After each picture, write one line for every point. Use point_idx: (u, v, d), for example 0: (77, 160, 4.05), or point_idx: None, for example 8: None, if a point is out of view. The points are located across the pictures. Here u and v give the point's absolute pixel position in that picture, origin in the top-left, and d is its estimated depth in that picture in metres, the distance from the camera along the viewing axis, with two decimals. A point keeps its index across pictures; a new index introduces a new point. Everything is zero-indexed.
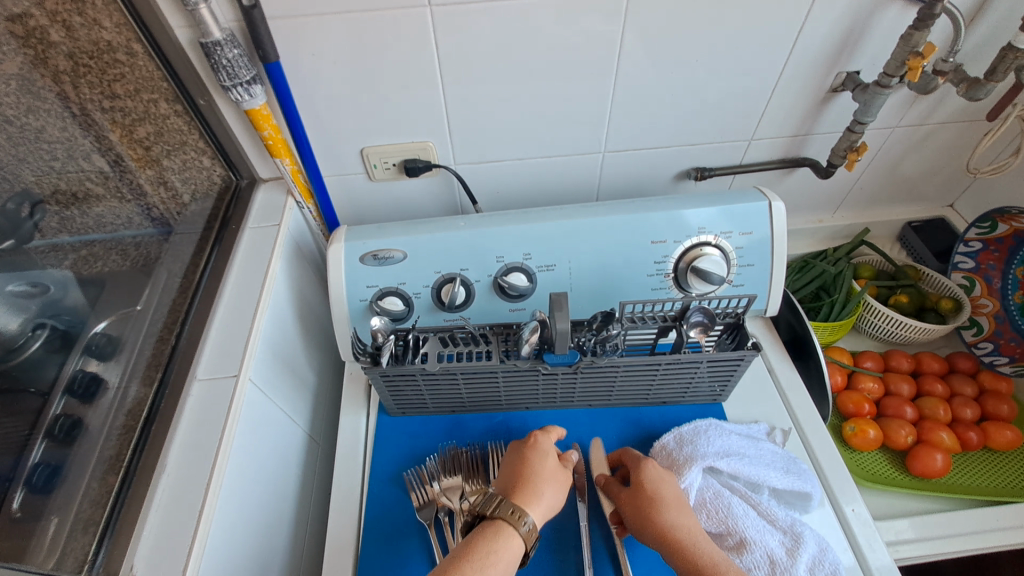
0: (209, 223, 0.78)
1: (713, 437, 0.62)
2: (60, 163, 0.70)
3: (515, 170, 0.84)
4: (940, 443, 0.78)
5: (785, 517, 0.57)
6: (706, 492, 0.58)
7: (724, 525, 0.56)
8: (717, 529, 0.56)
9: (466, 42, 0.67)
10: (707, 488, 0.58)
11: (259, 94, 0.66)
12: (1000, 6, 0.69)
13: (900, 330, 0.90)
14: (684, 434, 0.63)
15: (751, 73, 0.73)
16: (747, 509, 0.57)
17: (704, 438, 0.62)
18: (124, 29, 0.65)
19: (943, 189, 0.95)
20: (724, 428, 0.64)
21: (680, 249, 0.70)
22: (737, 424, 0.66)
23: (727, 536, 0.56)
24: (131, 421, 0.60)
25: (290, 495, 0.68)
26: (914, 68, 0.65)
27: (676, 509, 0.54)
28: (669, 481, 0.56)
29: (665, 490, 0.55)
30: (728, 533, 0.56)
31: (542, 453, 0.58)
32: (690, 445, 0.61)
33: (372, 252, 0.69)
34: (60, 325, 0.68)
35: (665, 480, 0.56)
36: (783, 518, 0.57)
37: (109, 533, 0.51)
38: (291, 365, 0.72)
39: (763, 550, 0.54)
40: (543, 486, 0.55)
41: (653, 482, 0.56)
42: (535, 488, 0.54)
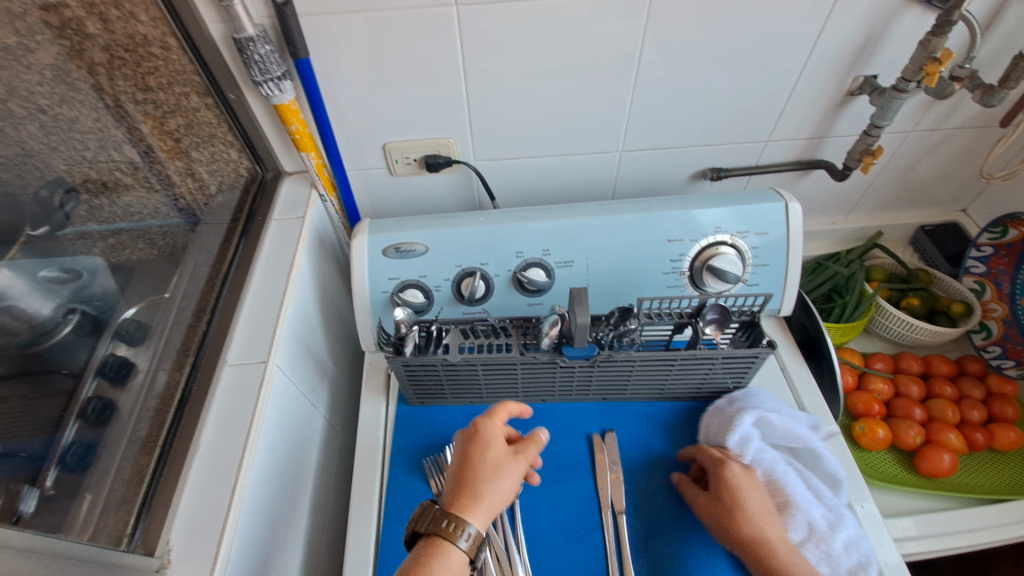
0: (236, 216, 0.79)
1: (765, 399, 0.64)
2: (92, 153, 0.75)
3: (533, 167, 0.85)
4: (947, 443, 0.80)
5: (832, 497, 0.59)
6: (763, 453, 0.60)
7: (772, 482, 0.59)
8: (764, 485, 0.59)
9: (489, 41, 0.68)
10: (764, 447, 0.60)
11: (289, 89, 0.67)
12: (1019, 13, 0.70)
13: (911, 332, 0.91)
14: (736, 396, 0.66)
15: (771, 75, 0.74)
16: (796, 478, 0.59)
17: (755, 398, 0.64)
18: (160, 24, 0.65)
19: (957, 193, 0.96)
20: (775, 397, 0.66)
21: (696, 248, 0.72)
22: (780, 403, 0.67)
23: (772, 495, 0.58)
24: (161, 404, 0.61)
25: (312, 480, 0.70)
26: (930, 74, 0.67)
27: (755, 521, 0.55)
28: (752, 492, 0.57)
29: (744, 502, 0.56)
30: (774, 493, 0.58)
31: (483, 445, 0.55)
32: (743, 402, 0.64)
33: (395, 246, 0.71)
34: (91, 310, 0.72)
35: (746, 492, 0.56)
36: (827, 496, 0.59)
37: (145, 510, 0.53)
38: (314, 354, 0.74)
39: (804, 516, 0.56)
40: (484, 483, 0.52)
41: (733, 492, 0.56)
42: (477, 487, 0.52)
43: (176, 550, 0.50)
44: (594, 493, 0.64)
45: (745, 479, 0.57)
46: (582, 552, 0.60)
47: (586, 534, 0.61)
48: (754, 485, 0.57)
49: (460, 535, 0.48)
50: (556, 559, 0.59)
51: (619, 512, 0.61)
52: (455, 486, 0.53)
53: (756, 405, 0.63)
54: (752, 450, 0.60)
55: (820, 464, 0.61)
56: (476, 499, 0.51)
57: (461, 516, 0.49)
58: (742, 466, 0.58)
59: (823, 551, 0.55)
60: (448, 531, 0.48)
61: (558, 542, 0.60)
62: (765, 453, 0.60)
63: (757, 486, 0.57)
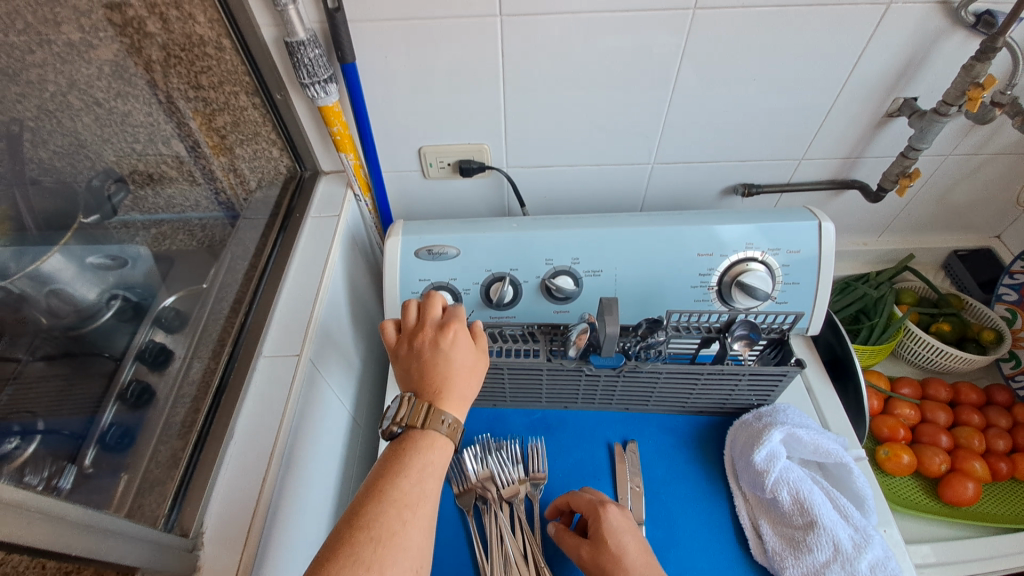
0: (274, 212, 0.81)
1: (791, 414, 0.64)
2: (142, 146, 0.78)
3: (565, 176, 0.86)
4: (973, 472, 0.78)
5: (860, 517, 0.57)
6: (788, 473, 0.59)
7: (796, 503, 0.58)
8: (789, 506, 0.58)
9: (531, 51, 0.69)
10: (790, 466, 0.60)
11: (334, 92, 0.69)
12: None
13: (940, 358, 0.90)
14: (762, 411, 0.66)
15: (808, 94, 0.74)
16: (823, 498, 0.58)
17: (784, 413, 0.64)
18: (217, 26, 0.68)
19: (993, 219, 0.94)
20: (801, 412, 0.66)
21: (726, 263, 0.72)
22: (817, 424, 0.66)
23: (796, 515, 0.58)
24: (199, 392, 0.64)
25: (335, 473, 0.71)
26: (973, 98, 0.67)
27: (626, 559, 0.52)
28: (630, 535, 0.54)
29: (625, 546, 0.53)
30: (799, 513, 0.58)
31: (442, 355, 0.54)
32: (768, 417, 0.64)
33: (427, 247, 0.72)
34: (133, 297, 0.75)
35: (624, 534, 0.54)
36: (856, 516, 0.57)
37: (181, 495, 0.54)
38: (343, 350, 0.76)
39: (830, 537, 0.55)
40: (450, 381, 0.52)
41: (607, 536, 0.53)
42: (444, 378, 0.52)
43: (209, 533, 0.51)
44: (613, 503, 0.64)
45: (618, 525, 0.54)
46: None
47: None
48: (631, 525, 0.55)
49: (442, 422, 0.49)
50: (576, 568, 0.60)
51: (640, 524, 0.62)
52: (421, 386, 0.52)
53: (785, 421, 0.63)
54: (780, 470, 0.59)
55: (848, 484, 0.61)
56: (446, 389, 0.52)
57: (438, 407, 0.50)
58: (618, 510, 0.55)
59: (847, 572, 0.54)
60: (432, 420, 0.49)
61: None
62: (795, 473, 0.59)
63: (629, 532, 0.54)
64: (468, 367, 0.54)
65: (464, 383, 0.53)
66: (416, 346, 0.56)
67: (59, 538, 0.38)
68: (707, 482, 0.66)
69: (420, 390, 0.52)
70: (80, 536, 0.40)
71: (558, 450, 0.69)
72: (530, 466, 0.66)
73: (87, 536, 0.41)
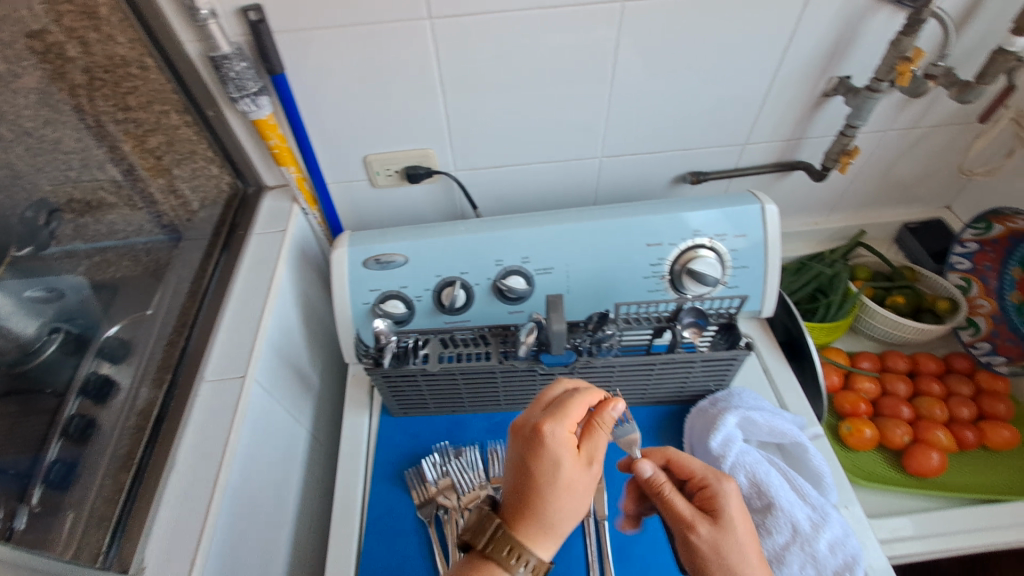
0: (217, 232, 0.79)
1: (746, 397, 0.65)
2: (76, 173, 0.75)
3: (514, 176, 0.86)
4: (936, 442, 0.79)
5: (816, 496, 0.58)
6: (744, 456, 0.59)
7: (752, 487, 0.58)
8: (747, 490, 0.58)
9: (466, 52, 0.69)
10: (746, 450, 0.60)
11: (266, 105, 0.68)
12: (989, 13, 0.71)
13: (897, 330, 0.91)
14: (718, 397, 0.66)
15: (745, 79, 0.75)
16: (780, 479, 0.58)
17: (738, 397, 0.65)
18: (138, 45, 0.66)
19: (939, 190, 0.96)
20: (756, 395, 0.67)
21: (676, 252, 0.72)
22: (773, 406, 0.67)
23: (755, 499, 0.57)
24: (141, 421, 0.61)
25: (294, 494, 0.69)
26: (903, 73, 0.68)
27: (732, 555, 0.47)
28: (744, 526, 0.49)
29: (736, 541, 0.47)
30: (757, 496, 0.57)
31: (551, 456, 0.45)
32: (723, 401, 0.65)
33: (375, 257, 0.71)
34: (75, 329, 0.72)
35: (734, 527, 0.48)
36: (813, 496, 0.58)
37: (119, 532, 0.52)
38: (297, 367, 0.74)
39: (788, 518, 0.55)
40: (545, 505, 0.45)
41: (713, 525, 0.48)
42: (535, 500, 0.45)
43: (149, 568, 0.50)
44: None
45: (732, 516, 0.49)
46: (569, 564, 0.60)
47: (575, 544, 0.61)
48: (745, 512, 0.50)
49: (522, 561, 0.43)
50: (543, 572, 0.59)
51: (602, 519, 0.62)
52: (514, 496, 0.45)
53: (739, 405, 0.63)
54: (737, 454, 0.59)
55: (805, 463, 0.61)
56: (537, 513, 0.45)
57: (520, 545, 0.43)
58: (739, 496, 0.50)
59: (806, 553, 0.54)
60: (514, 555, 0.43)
61: None
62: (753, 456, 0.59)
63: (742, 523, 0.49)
64: (579, 500, 0.45)
65: (560, 499, 0.45)
66: (540, 434, 0.46)
67: None
68: None
69: (518, 506, 0.45)
70: None
71: None
72: (490, 470, 0.66)
73: None
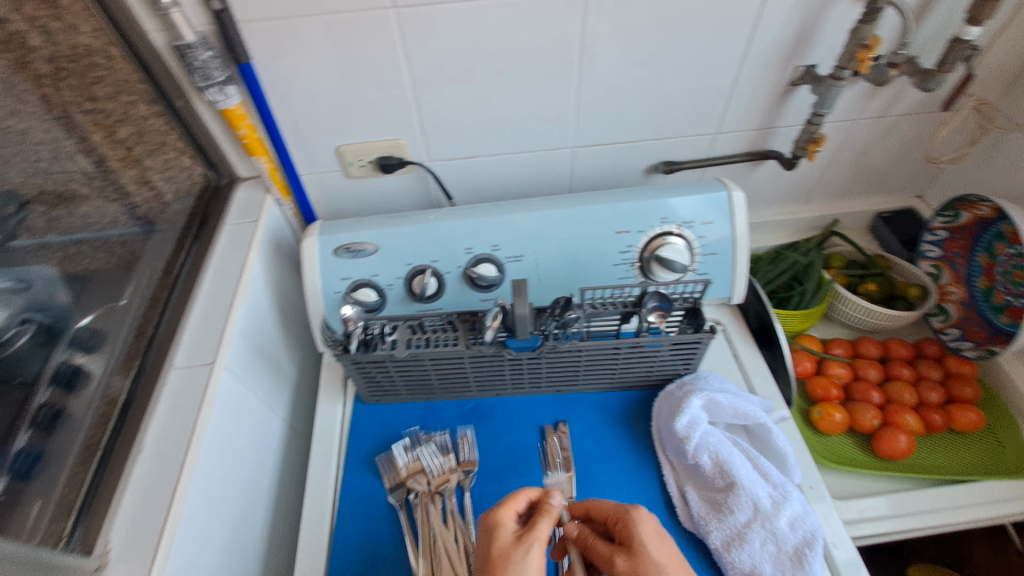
0: (190, 222, 0.81)
1: (712, 379, 0.66)
2: (47, 164, 0.72)
3: (489, 166, 0.86)
4: (904, 425, 0.80)
5: (778, 475, 0.59)
6: (708, 438, 0.60)
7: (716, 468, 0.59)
8: (710, 470, 0.59)
9: (434, 41, 0.69)
10: (710, 432, 0.61)
11: (234, 94, 0.68)
12: (946, 2, 0.72)
13: (869, 317, 0.92)
14: (686, 380, 0.68)
15: (712, 69, 0.75)
16: (743, 460, 0.59)
17: (705, 380, 0.66)
18: (101, 34, 0.67)
19: (911, 179, 0.98)
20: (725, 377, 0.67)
21: (645, 239, 0.73)
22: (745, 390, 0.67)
23: (718, 478, 0.59)
24: (107, 408, 0.62)
25: (268, 481, 0.70)
26: (862, 60, 0.68)
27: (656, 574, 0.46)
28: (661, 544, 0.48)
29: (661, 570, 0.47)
30: (719, 476, 0.59)
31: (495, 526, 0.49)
32: (691, 384, 0.66)
33: (345, 246, 0.72)
34: (46, 320, 0.68)
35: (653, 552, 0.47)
36: (774, 475, 0.59)
37: (85, 511, 0.54)
38: (270, 357, 0.74)
39: (749, 497, 0.56)
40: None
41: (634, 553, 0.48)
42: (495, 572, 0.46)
43: (114, 550, 0.50)
44: (544, 484, 0.64)
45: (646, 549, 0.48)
46: None
47: None
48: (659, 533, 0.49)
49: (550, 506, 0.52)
50: None
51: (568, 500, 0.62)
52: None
53: (704, 387, 0.64)
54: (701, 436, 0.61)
55: (770, 444, 0.62)
56: None
57: None
58: (651, 520, 0.50)
59: (766, 530, 0.55)
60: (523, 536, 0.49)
61: None
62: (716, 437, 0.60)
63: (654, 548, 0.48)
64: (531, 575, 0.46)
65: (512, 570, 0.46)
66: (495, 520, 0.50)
67: None
68: (637, 456, 0.67)
69: None
70: None
71: (490, 437, 0.69)
72: (461, 455, 0.66)
73: None
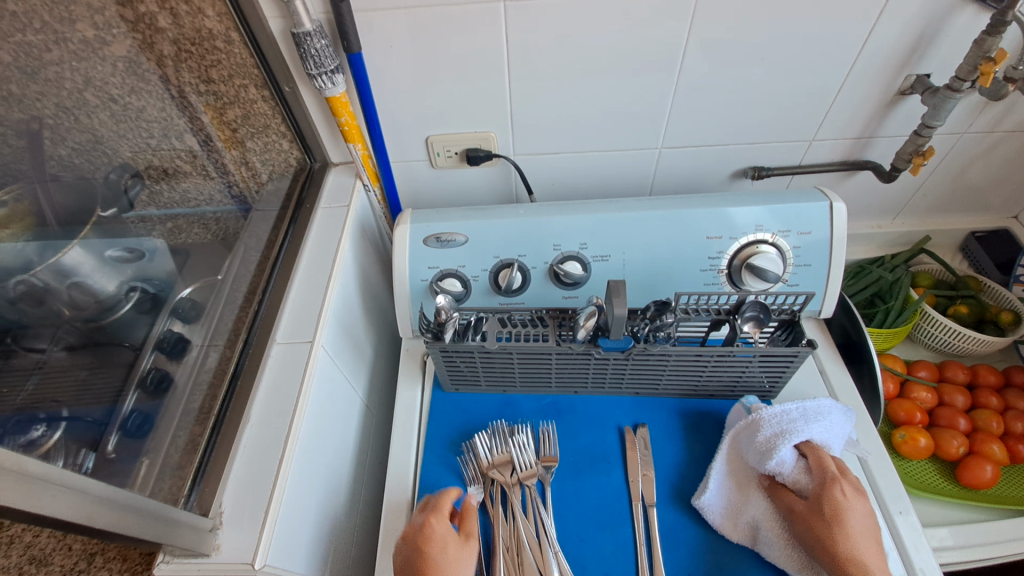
0: (285, 204, 0.83)
1: (807, 426, 0.60)
2: (156, 141, 0.80)
3: (573, 163, 0.86)
4: (991, 454, 0.77)
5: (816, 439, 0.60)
6: (787, 422, 0.60)
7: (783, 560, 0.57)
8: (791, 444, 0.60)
9: (533, 37, 0.69)
10: (795, 422, 0.60)
11: (340, 83, 0.70)
12: None
13: (958, 341, 0.88)
14: (789, 425, 0.60)
15: (817, 75, 0.73)
16: (811, 434, 0.60)
17: (806, 422, 0.60)
18: (225, 19, 0.69)
19: (1011, 199, 0.92)
20: (813, 426, 0.60)
21: (736, 246, 0.71)
22: (818, 428, 0.60)
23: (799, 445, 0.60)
24: (215, 379, 0.65)
25: (350, 458, 0.72)
26: (985, 73, 0.65)
27: (857, 547, 0.53)
28: (854, 519, 0.55)
29: (860, 552, 0.53)
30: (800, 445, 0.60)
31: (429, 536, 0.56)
32: (792, 426, 0.60)
33: (435, 235, 0.73)
34: (150, 288, 0.76)
35: (855, 516, 0.54)
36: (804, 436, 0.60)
37: (200, 476, 0.56)
38: (356, 338, 0.77)
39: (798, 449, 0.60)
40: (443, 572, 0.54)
41: (839, 512, 0.55)
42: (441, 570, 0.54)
43: (227, 512, 0.53)
44: (624, 485, 0.65)
45: (856, 518, 0.55)
46: (621, 540, 0.60)
47: (623, 521, 0.62)
48: (859, 507, 0.56)
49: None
50: (591, 552, 0.60)
51: (649, 504, 0.62)
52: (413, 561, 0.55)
53: (804, 429, 0.60)
54: (788, 456, 0.59)
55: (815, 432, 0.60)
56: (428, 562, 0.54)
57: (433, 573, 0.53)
58: (844, 537, 0.53)
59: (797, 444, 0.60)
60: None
61: (592, 533, 0.61)
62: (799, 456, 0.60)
63: (863, 532, 0.54)
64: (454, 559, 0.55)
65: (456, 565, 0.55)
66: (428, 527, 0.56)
67: (82, 512, 0.39)
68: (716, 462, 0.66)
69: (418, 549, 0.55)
70: (104, 510, 0.41)
71: (570, 433, 0.69)
72: (542, 449, 0.67)
73: (109, 510, 0.42)
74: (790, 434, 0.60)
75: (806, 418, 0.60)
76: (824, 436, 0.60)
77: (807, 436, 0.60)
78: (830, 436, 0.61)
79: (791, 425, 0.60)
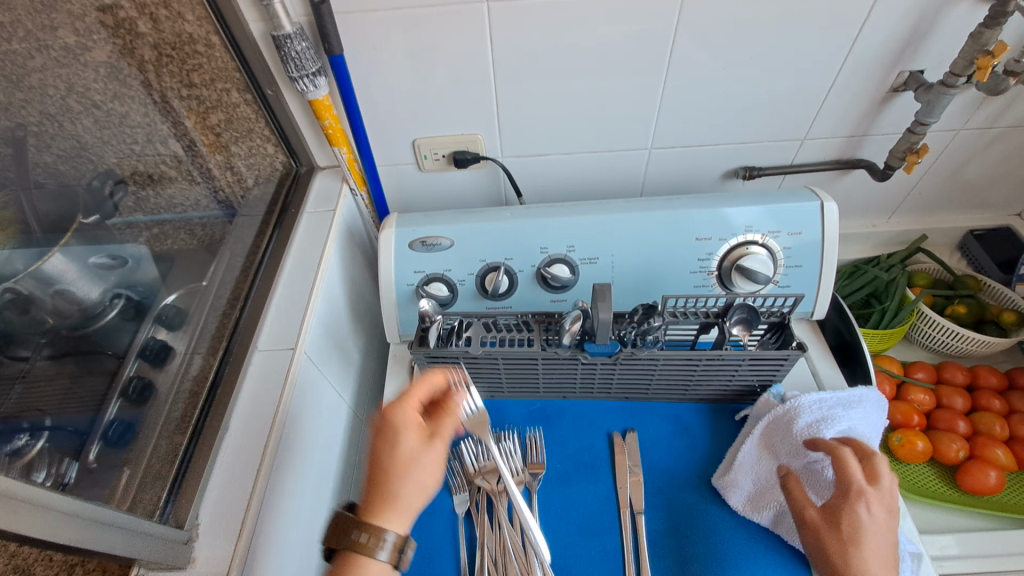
0: (270, 210, 0.82)
1: (847, 414, 0.60)
2: (140, 146, 0.79)
3: (562, 164, 0.85)
4: (994, 459, 0.75)
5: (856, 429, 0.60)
6: (829, 409, 0.60)
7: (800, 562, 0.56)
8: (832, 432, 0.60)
9: (517, 38, 0.68)
10: (835, 409, 0.60)
11: (323, 85, 0.69)
12: None
13: (957, 341, 0.86)
14: (829, 412, 0.60)
15: (807, 72, 0.72)
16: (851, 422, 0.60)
17: (847, 411, 0.60)
18: (205, 23, 0.68)
19: (1011, 196, 0.91)
20: (853, 414, 0.61)
21: (726, 247, 0.70)
22: (859, 417, 0.61)
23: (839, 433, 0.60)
24: (196, 387, 0.63)
25: (335, 466, 0.71)
26: (982, 67, 0.64)
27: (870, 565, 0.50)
28: (873, 535, 0.51)
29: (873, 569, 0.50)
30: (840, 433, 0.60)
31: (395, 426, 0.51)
32: (831, 413, 0.60)
33: (421, 239, 0.72)
34: (135, 295, 0.76)
35: (873, 535, 0.51)
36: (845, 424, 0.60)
37: (176, 488, 0.54)
38: (341, 344, 0.76)
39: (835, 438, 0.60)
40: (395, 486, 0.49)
41: (855, 527, 0.51)
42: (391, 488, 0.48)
43: (204, 525, 0.52)
44: (612, 492, 0.63)
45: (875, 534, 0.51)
46: (608, 549, 0.59)
47: (612, 529, 0.60)
48: (883, 526, 0.52)
49: (380, 549, 0.46)
50: (578, 561, 0.58)
51: (637, 512, 0.61)
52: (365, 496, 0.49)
53: (845, 417, 0.60)
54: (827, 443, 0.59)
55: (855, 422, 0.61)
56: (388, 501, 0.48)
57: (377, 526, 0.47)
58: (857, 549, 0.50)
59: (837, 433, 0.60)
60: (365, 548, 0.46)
61: (578, 542, 0.60)
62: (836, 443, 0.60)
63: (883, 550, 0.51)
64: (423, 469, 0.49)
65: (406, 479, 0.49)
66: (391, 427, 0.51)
67: (46, 528, 0.38)
68: (708, 468, 0.65)
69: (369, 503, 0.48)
70: (71, 526, 0.40)
71: (558, 440, 0.68)
72: (529, 456, 0.66)
73: (75, 525, 0.41)
74: (831, 421, 0.60)
75: (847, 406, 0.61)
76: (864, 425, 0.61)
77: (848, 423, 0.60)
78: (868, 426, 0.61)
79: (833, 413, 0.60)
